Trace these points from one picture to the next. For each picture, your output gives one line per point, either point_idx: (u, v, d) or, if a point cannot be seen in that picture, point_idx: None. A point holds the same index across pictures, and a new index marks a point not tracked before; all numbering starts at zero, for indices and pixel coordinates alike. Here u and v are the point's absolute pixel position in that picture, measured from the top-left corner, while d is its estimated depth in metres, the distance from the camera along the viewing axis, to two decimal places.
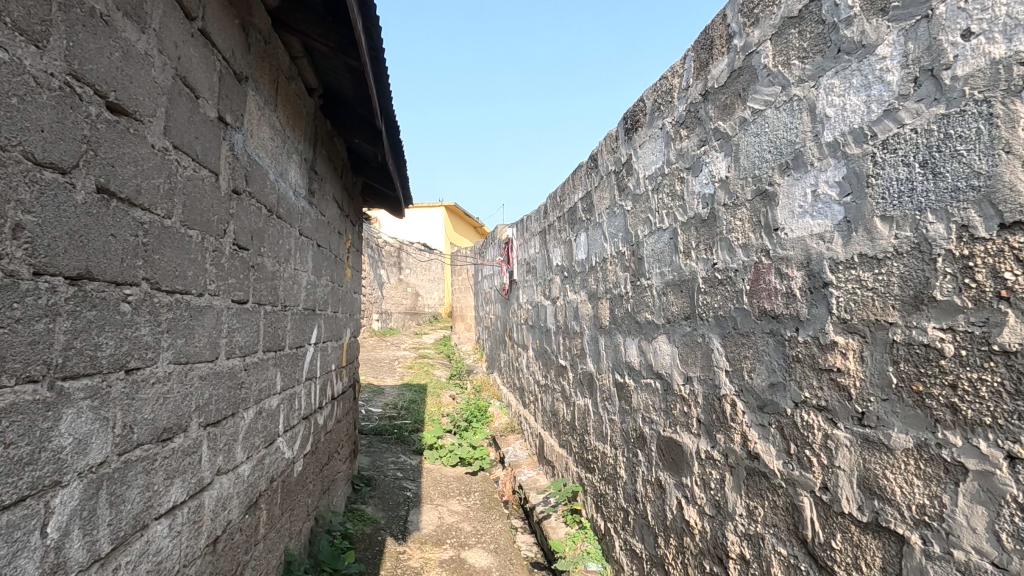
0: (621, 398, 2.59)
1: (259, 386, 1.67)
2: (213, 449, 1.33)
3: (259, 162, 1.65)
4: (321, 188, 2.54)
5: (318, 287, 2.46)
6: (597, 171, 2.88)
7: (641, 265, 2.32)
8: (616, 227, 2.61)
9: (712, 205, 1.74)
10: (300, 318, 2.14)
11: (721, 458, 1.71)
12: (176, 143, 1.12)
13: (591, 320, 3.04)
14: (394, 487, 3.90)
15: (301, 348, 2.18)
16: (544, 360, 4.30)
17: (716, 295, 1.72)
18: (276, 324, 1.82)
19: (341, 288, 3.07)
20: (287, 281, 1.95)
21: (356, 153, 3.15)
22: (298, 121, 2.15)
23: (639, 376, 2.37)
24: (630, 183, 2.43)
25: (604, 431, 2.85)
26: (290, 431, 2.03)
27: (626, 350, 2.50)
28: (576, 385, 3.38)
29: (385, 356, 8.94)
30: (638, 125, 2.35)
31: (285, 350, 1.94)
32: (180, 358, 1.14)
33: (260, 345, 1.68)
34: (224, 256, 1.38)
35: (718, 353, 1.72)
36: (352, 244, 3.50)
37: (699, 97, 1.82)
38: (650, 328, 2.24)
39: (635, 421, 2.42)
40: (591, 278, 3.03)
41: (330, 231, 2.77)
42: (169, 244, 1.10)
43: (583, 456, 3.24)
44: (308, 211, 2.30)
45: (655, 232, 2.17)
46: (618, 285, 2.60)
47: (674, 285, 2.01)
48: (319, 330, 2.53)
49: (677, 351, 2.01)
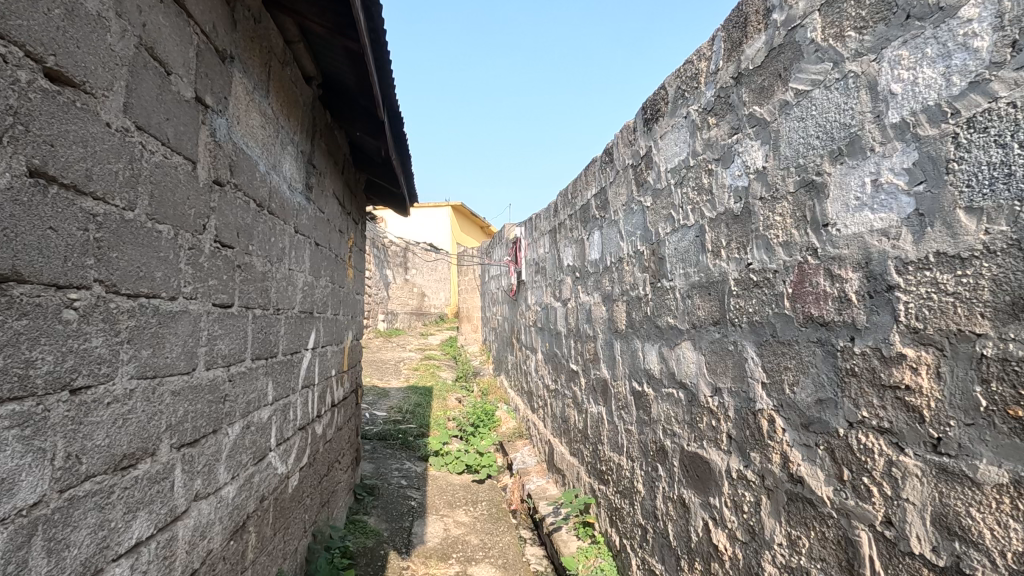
0: (639, 408, 2.42)
1: (247, 398, 1.52)
2: (189, 472, 1.18)
3: (246, 151, 1.50)
4: (319, 183, 2.39)
5: (315, 290, 2.31)
6: (612, 166, 2.72)
7: (661, 266, 2.16)
8: (634, 225, 2.45)
9: (745, 199, 1.58)
10: (295, 323, 1.99)
11: (756, 480, 1.54)
12: (140, 124, 0.96)
13: (605, 323, 2.88)
14: (399, 495, 3.75)
15: (297, 354, 2.04)
16: (553, 364, 4.14)
17: (752, 299, 1.56)
18: (266, 329, 1.67)
19: (342, 289, 2.92)
20: (280, 282, 1.80)
21: (359, 148, 3.01)
22: (293, 111, 2.00)
23: (659, 385, 2.20)
24: (650, 177, 2.26)
25: (619, 442, 2.68)
26: (283, 444, 1.88)
27: (645, 356, 2.34)
28: (589, 391, 3.22)
29: (391, 358, 8.79)
30: (659, 114, 2.19)
31: (278, 357, 1.79)
32: (146, 372, 0.99)
33: (249, 353, 1.53)
34: (204, 255, 1.23)
35: (753, 363, 1.56)
36: (355, 244, 3.35)
37: (730, 81, 1.66)
38: (673, 333, 2.07)
39: (655, 434, 2.25)
40: (605, 279, 2.86)
41: (331, 229, 2.63)
42: (132, 240, 0.95)
43: (596, 467, 3.07)
44: (305, 208, 2.15)
45: (678, 229, 2.00)
46: (635, 287, 2.43)
47: (701, 287, 1.85)
48: (318, 335, 2.37)
49: (703, 359, 1.84)
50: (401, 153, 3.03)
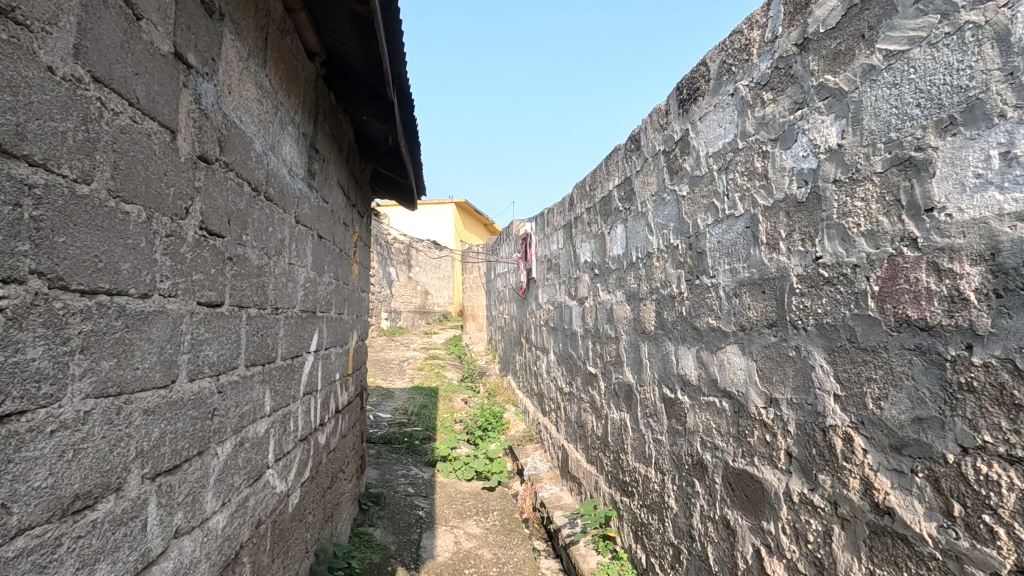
0: (671, 416, 2.22)
1: (241, 411, 1.32)
2: (169, 505, 0.98)
3: (239, 126, 1.30)
4: (323, 171, 2.19)
5: (318, 287, 2.11)
6: (640, 154, 2.52)
7: (700, 261, 1.96)
8: (666, 217, 2.25)
9: (813, 183, 1.37)
10: (296, 324, 1.79)
11: (827, 507, 1.34)
12: (98, 76, 0.76)
13: (630, 324, 2.68)
14: (406, 505, 3.55)
15: (298, 359, 1.84)
16: (568, 366, 3.94)
17: (820, 297, 1.35)
18: (263, 331, 1.47)
19: (347, 287, 2.73)
20: (278, 279, 1.60)
21: (364, 135, 2.81)
22: (294, 88, 1.79)
23: (698, 393, 2.00)
24: (687, 164, 2.06)
25: (647, 453, 2.48)
26: (282, 460, 1.68)
27: (680, 360, 2.14)
28: (610, 396, 3.01)
29: (394, 357, 8.57)
30: (698, 93, 1.98)
31: (276, 363, 1.58)
32: (109, 389, 0.79)
33: (242, 359, 1.33)
34: (188, 245, 1.03)
35: (822, 372, 1.35)
36: (360, 239, 3.15)
37: (792, 49, 1.45)
38: (715, 336, 1.87)
39: (692, 446, 2.05)
40: (630, 277, 2.66)
41: (335, 222, 2.43)
42: (87, 222, 0.75)
43: (619, 478, 2.87)
44: (308, 197, 1.95)
45: (723, 220, 1.80)
46: (668, 284, 2.23)
47: (752, 284, 1.64)
48: (321, 337, 2.18)
49: (755, 366, 1.64)
50: (410, 140, 2.83)
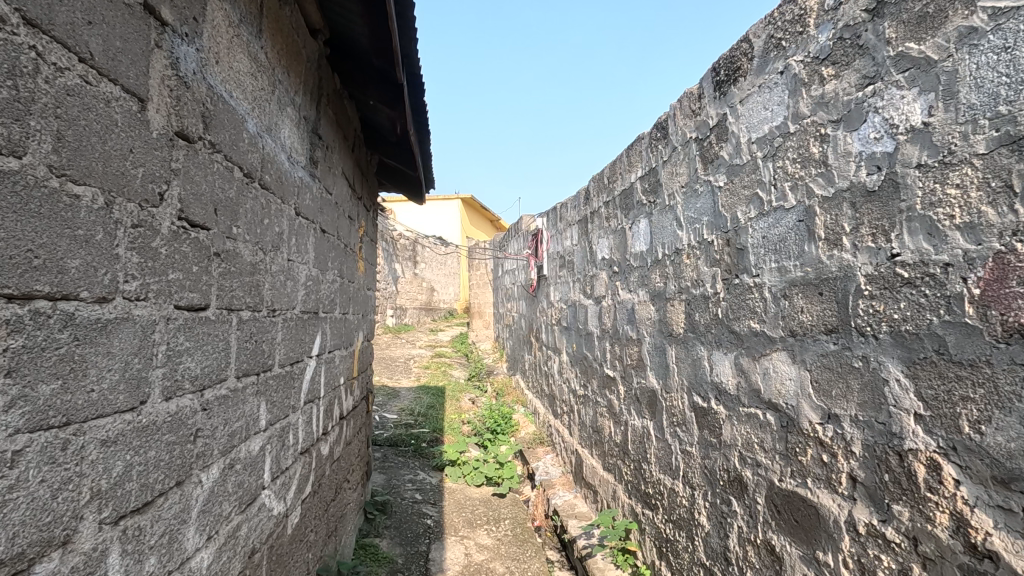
0: (703, 427, 2.05)
1: (230, 429, 1.15)
2: (138, 550, 0.82)
3: (228, 100, 1.12)
4: (327, 160, 2.01)
5: (321, 286, 1.94)
6: (668, 143, 2.34)
7: (740, 258, 1.78)
8: (698, 210, 2.07)
9: (889, 168, 1.19)
10: (296, 327, 1.62)
11: (904, 543, 1.16)
12: (32, 18, 0.60)
13: (654, 325, 2.50)
14: (413, 513, 3.39)
15: (298, 365, 1.67)
16: (582, 368, 3.77)
17: (896, 301, 1.17)
18: (257, 336, 1.30)
19: (352, 285, 2.56)
20: (276, 277, 1.43)
21: (370, 122, 2.64)
22: (295, 66, 1.62)
23: (736, 404, 1.82)
24: (724, 151, 1.88)
25: (674, 465, 2.30)
26: (280, 478, 1.51)
27: (715, 367, 1.96)
28: (630, 402, 2.84)
29: (400, 356, 8.41)
30: (738, 73, 1.80)
31: (272, 372, 1.42)
32: (50, 418, 0.63)
33: (232, 370, 1.16)
34: (162, 239, 0.86)
35: (898, 387, 1.17)
36: (366, 234, 2.98)
37: (862, 16, 1.27)
38: (758, 342, 1.69)
39: (728, 461, 1.87)
40: (656, 275, 2.47)
41: (339, 215, 2.26)
42: (15, 207, 0.58)
43: (640, 489, 2.69)
44: (310, 187, 1.78)
45: (768, 213, 1.62)
46: (700, 283, 2.05)
47: (805, 284, 1.46)
48: (324, 339, 2.01)
49: (808, 376, 1.46)
50: (420, 127, 2.65)
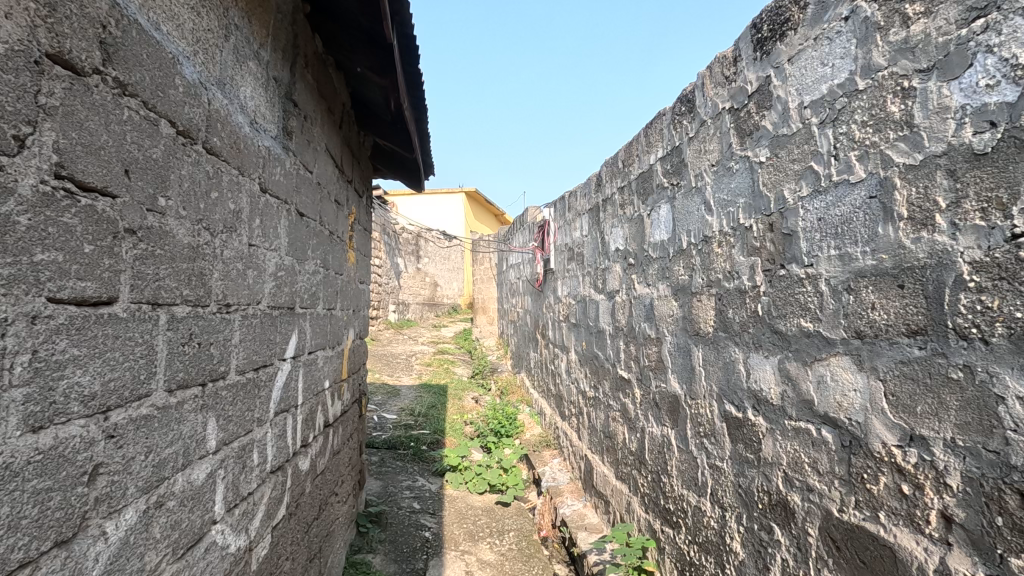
0: (737, 440, 1.79)
1: (159, 457, 0.90)
2: None
3: (151, 31, 0.86)
4: (306, 132, 1.75)
5: (298, 278, 1.68)
6: (694, 117, 2.07)
7: (787, 245, 1.51)
8: (733, 191, 1.80)
9: (1010, 122, 0.93)
10: (261, 325, 1.36)
11: None
12: None
13: (677, 323, 2.24)
14: (411, 525, 3.14)
15: (265, 370, 1.41)
16: (593, 368, 3.51)
17: (1019, 295, 0.91)
18: (201, 337, 1.04)
19: (340, 278, 2.30)
20: (230, 265, 1.17)
21: (360, 94, 2.37)
22: (260, 14, 1.36)
23: (780, 417, 1.55)
24: (767, 121, 1.61)
25: (701, 481, 2.04)
26: (240, 507, 1.26)
27: (753, 372, 1.70)
28: (647, 407, 2.57)
29: (402, 352, 8.17)
30: (785, 27, 1.53)
31: (226, 381, 1.16)
32: None
33: (163, 382, 0.91)
34: (19, 203, 0.61)
35: (1021, 407, 0.91)
36: (358, 222, 2.72)
37: None
38: (810, 344, 1.42)
39: (770, 482, 1.61)
40: (679, 267, 2.21)
41: (323, 198, 2.00)
42: None
43: (659, 504, 2.43)
44: (281, 161, 1.52)
45: (826, 191, 1.35)
46: (735, 276, 1.78)
47: (879, 275, 1.19)
48: (302, 338, 1.75)
49: (881, 388, 1.20)
50: (416, 102, 2.39)
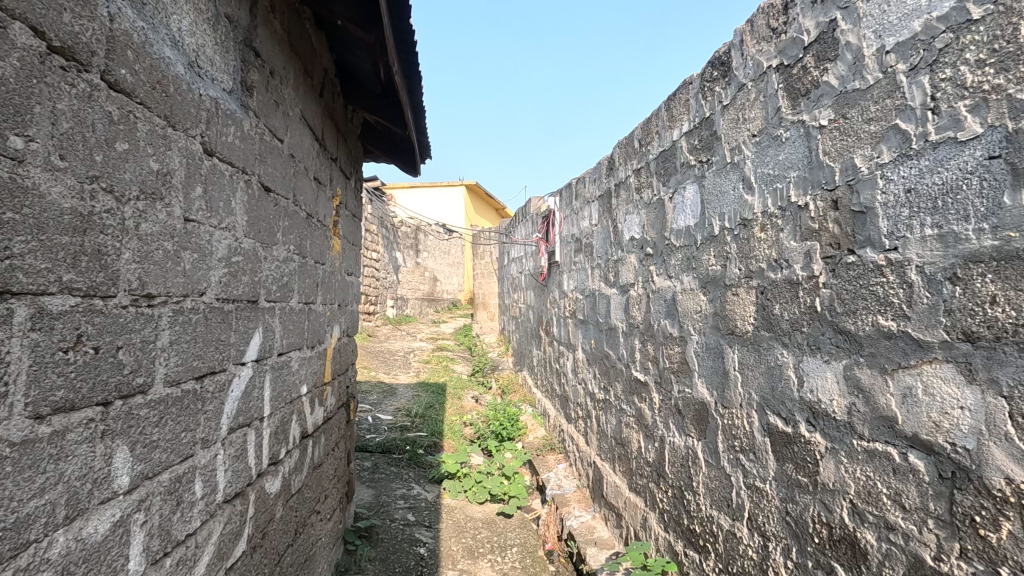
0: (785, 459, 1.51)
1: (20, 513, 0.64)
2: None
3: None
4: (274, 90, 1.47)
5: (262, 265, 1.40)
6: (729, 82, 1.78)
7: (859, 225, 1.23)
8: (782, 164, 1.52)
9: None
10: (206, 322, 1.08)
11: None
12: None
13: (705, 320, 1.96)
14: (405, 540, 2.87)
15: (213, 378, 1.13)
16: (603, 368, 3.23)
17: None
18: (101, 339, 0.77)
19: (320, 268, 2.02)
20: (155, 244, 0.89)
21: (344, 57, 2.09)
22: None
23: (847, 435, 1.28)
24: (829, 76, 1.33)
25: (735, 503, 1.77)
26: (175, 555, 0.99)
27: (808, 380, 1.42)
28: (668, 414, 2.30)
29: (400, 349, 7.89)
30: None
31: (151, 395, 0.89)
32: None
33: (27, 405, 0.65)
34: None
35: None
36: (344, 206, 2.44)
37: None
38: (893, 348, 1.14)
39: (831, 513, 1.33)
40: (709, 256, 1.92)
41: (298, 173, 1.72)
42: None
43: (682, 524, 2.16)
44: (238, 120, 1.24)
45: (919, 155, 1.08)
46: (784, 265, 1.50)
47: (1005, 261, 0.92)
48: (270, 337, 1.47)
49: (1007, 407, 0.92)
50: (409, 69, 2.11)
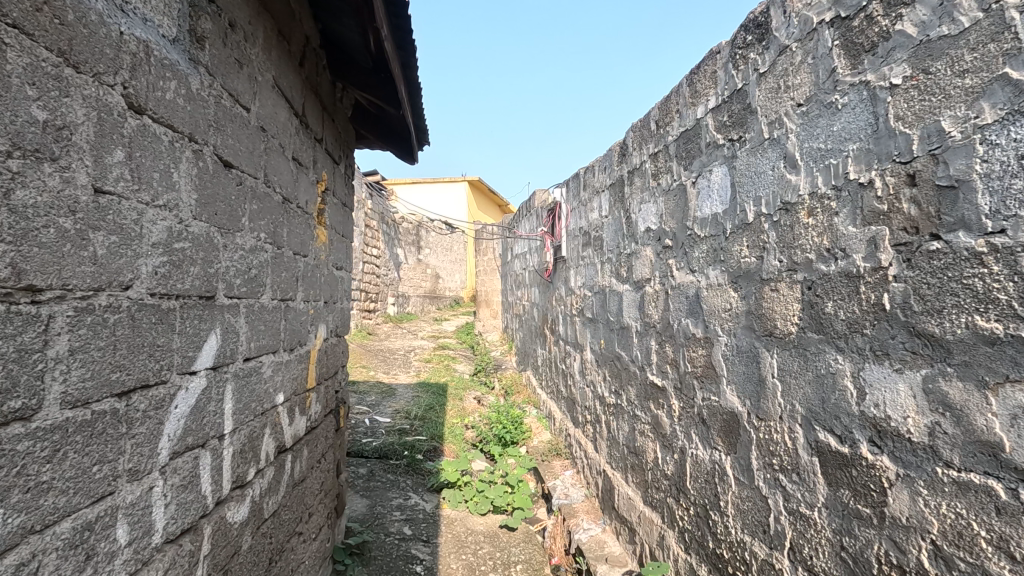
0: (840, 484, 1.27)
1: None
2: None
3: None
4: (236, 48, 1.24)
5: (220, 254, 1.17)
6: (768, 45, 1.55)
7: (947, 204, 0.99)
8: (837, 136, 1.28)
9: None
10: (133, 323, 0.86)
11: None
12: None
13: (736, 319, 1.72)
14: (400, 557, 2.65)
15: (146, 393, 0.90)
16: (614, 371, 3.00)
17: None
18: None
19: (301, 261, 1.79)
20: (39, 218, 0.67)
21: (329, 24, 1.86)
22: None
23: (928, 463, 1.04)
24: (904, 24, 1.09)
25: (774, 530, 1.53)
26: None
27: (871, 392, 1.18)
28: (690, 423, 2.06)
29: (400, 348, 7.67)
30: None
31: (37, 421, 0.67)
32: None
33: None
34: None
35: None
36: (331, 192, 2.21)
37: None
38: (998, 358, 0.91)
39: (904, 555, 1.10)
40: (741, 246, 1.69)
41: (271, 150, 1.49)
42: None
43: (706, 547, 1.93)
44: (184, 75, 1.01)
45: None
46: (840, 255, 1.26)
47: None
48: (232, 340, 1.25)
49: None
50: (403, 40, 1.87)
